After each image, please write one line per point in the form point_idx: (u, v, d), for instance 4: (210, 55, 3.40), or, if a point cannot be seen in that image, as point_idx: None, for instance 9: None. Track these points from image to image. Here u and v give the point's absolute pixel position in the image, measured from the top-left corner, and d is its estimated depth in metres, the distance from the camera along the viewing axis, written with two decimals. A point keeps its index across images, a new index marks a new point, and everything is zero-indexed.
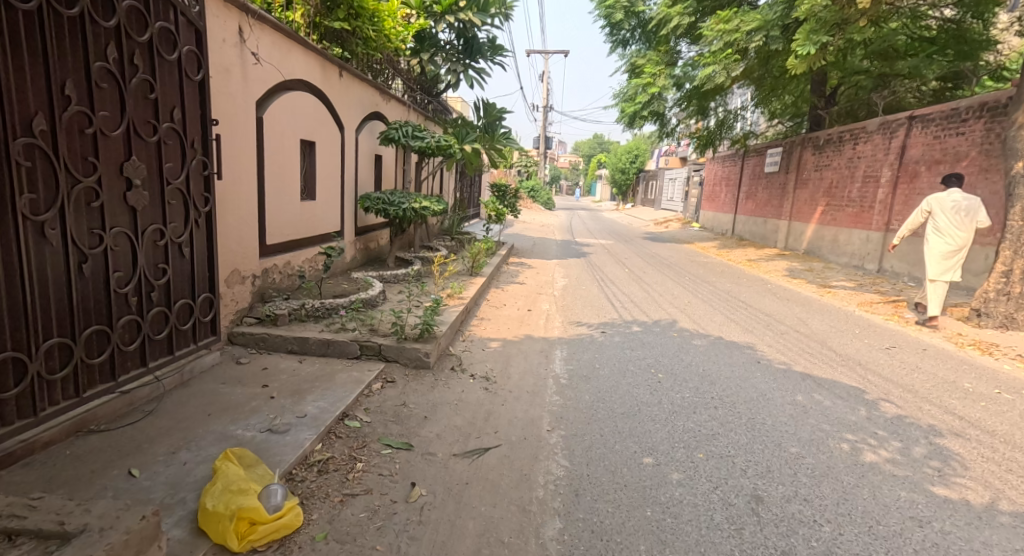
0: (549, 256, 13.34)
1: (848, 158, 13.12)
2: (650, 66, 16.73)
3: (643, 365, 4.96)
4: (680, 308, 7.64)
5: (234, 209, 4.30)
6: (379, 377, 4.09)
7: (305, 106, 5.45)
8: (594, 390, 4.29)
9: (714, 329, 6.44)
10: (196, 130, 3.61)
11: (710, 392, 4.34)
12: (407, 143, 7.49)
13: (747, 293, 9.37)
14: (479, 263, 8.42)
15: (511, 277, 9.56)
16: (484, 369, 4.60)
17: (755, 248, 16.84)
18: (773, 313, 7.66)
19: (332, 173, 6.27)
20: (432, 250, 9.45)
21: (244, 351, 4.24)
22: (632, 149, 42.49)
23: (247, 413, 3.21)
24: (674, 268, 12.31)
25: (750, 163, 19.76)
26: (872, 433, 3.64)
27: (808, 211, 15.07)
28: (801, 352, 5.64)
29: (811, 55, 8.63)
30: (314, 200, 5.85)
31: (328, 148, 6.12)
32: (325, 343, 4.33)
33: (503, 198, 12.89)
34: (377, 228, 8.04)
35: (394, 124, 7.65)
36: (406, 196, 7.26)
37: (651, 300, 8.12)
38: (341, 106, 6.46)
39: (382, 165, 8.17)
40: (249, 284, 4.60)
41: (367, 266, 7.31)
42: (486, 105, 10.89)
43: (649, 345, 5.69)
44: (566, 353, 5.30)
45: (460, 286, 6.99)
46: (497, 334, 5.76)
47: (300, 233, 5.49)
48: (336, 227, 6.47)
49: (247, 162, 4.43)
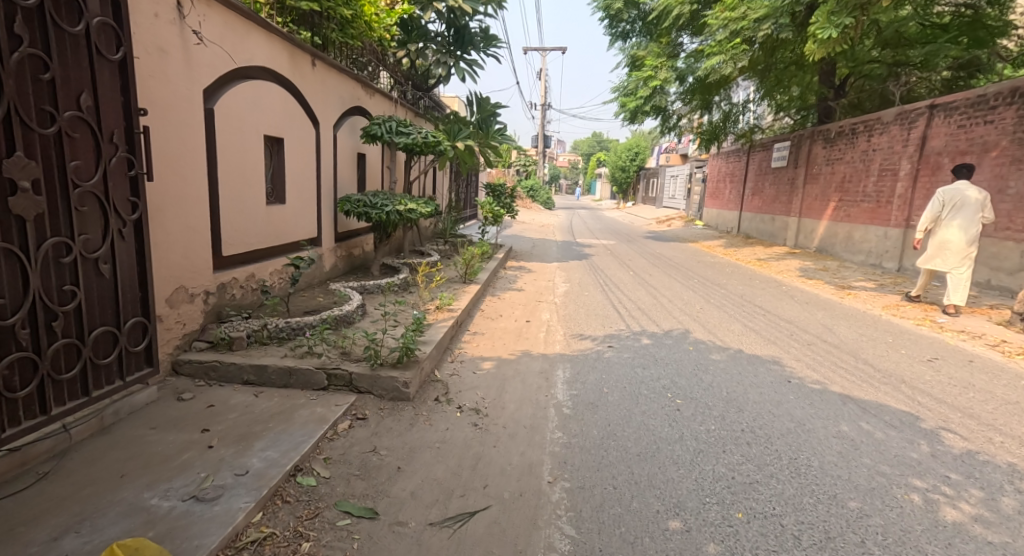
0: (549, 258, 12.70)
1: (862, 151, 12.47)
2: (652, 59, 16.11)
3: (658, 389, 4.31)
4: (692, 315, 7.00)
5: (177, 217, 3.66)
6: (349, 414, 3.45)
7: (271, 98, 4.81)
8: (603, 423, 3.66)
9: (732, 340, 5.81)
10: (116, 121, 2.97)
11: (740, 423, 3.70)
12: (391, 139, 6.87)
13: (761, 297, 8.73)
14: (473, 269, 7.79)
15: (508, 282, 8.92)
16: (474, 398, 3.95)
17: (763, 247, 16.19)
18: (794, 320, 7.01)
19: (304, 174, 5.63)
20: (423, 256, 8.82)
21: (190, 384, 3.60)
22: (632, 146, 42.01)
23: (172, 472, 2.57)
24: (681, 269, 11.67)
25: (756, 158, 19.11)
26: (944, 477, 2.99)
27: (818, 207, 14.44)
28: (834, 367, 4.99)
29: (830, 39, 7.98)
30: (284, 204, 5.21)
31: (301, 146, 5.49)
32: (287, 372, 3.70)
33: (500, 198, 12.25)
34: (361, 233, 7.39)
35: (377, 119, 7.01)
36: (391, 198, 6.64)
37: (659, 306, 7.49)
38: (316, 99, 5.82)
39: (366, 165, 7.53)
40: (200, 302, 3.96)
41: (349, 276, 6.68)
42: (479, 100, 10.29)
43: (662, 361, 5.04)
44: (569, 373, 4.65)
45: (450, 297, 6.35)
46: (491, 352, 5.13)
47: (265, 242, 4.85)
48: (311, 233, 5.83)
49: (192, 162, 3.79)
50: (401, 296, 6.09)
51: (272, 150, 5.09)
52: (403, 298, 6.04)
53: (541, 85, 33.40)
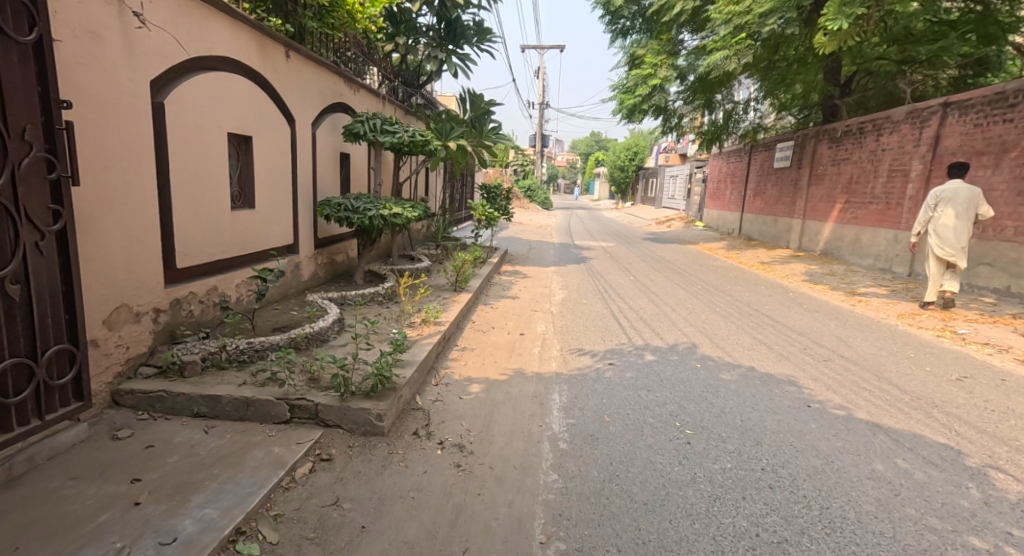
0: (546, 262, 12.24)
1: (870, 151, 12.05)
2: (652, 56, 15.64)
3: (665, 417, 3.87)
4: (697, 326, 6.55)
5: (118, 227, 3.21)
6: (312, 455, 3.00)
7: (237, 91, 4.38)
8: (604, 462, 3.20)
9: (742, 356, 5.37)
10: (30, 114, 2.51)
11: (759, 461, 3.25)
12: (375, 137, 6.39)
13: (769, 304, 8.29)
14: (464, 277, 7.33)
15: (501, 289, 8.46)
16: (458, 431, 3.50)
17: (766, 249, 15.76)
18: (806, 331, 6.57)
19: (277, 175, 5.16)
20: (412, 261, 8.37)
21: (131, 418, 3.14)
22: (631, 145, 41.55)
23: (82, 541, 2.12)
24: (682, 274, 11.23)
25: (759, 158, 18.69)
26: (1005, 534, 2.54)
27: (823, 209, 14.02)
28: (856, 388, 4.55)
29: (842, 31, 7.53)
30: (253, 209, 4.77)
31: (273, 146, 5.04)
32: (243, 403, 3.24)
33: (495, 200, 11.80)
34: (344, 238, 6.93)
35: (360, 116, 6.53)
36: (375, 202, 6.17)
37: (662, 316, 7.05)
38: (291, 95, 5.36)
39: (350, 166, 7.09)
40: (148, 322, 3.50)
41: (330, 285, 6.22)
42: (473, 97, 9.85)
43: (668, 382, 4.60)
44: (565, 398, 4.20)
45: (438, 308, 5.89)
46: (481, 372, 4.68)
47: (230, 252, 4.39)
48: (285, 240, 5.37)
49: (138, 163, 3.33)
50: (383, 310, 5.61)
51: (240, 150, 4.64)
52: (385, 312, 5.56)
53: (540, 84, 32.91)
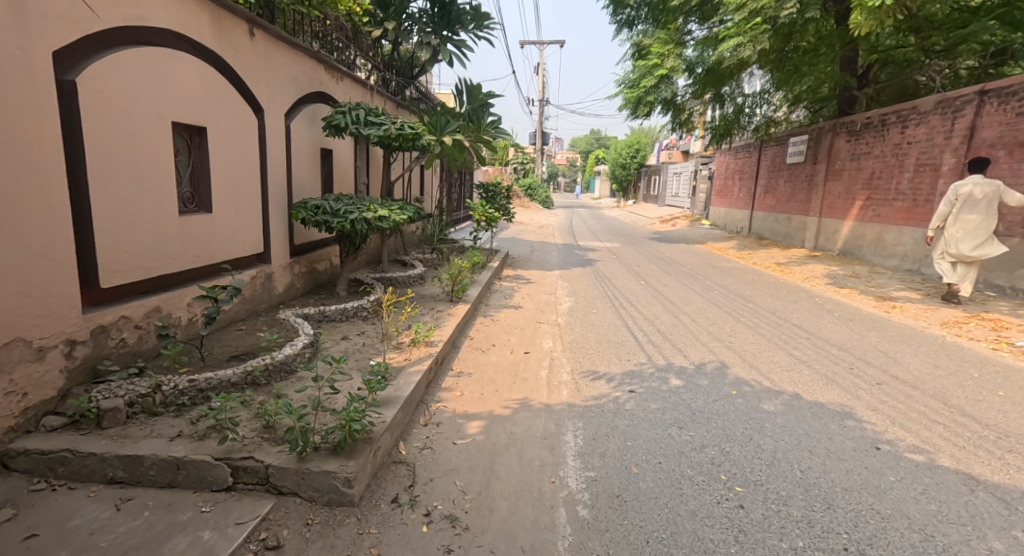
0: (550, 265, 11.55)
1: (894, 145, 11.31)
2: (659, 46, 14.90)
3: (707, 469, 3.16)
4: (723, 342, 5.82)
5: (9, 240, 2.49)
6: (256, 540, 2.27)
7: (184, 73, 3.66)
8: (638, 541, 2.49)
9: (782, 381, 4.63)
10: None
11: (837, 537, 2.53)
12: (359, 131, 5.62)
13: (796, 312, 7.57)
14: (461, 286, 6.60)
15: (503, 298, 7.75)
16: (450, 493, 2.77)
17: (779, 249, 15.05)
18: (844, 345, 5.86)
19: (240, 173, 4.43)
20: (405, 269, 7.65)
21: (22, 491, 2.41)
22: (633, 142, 40.74)
23: None
24: (696, 277, 10.53)
25: (770, 153, 17.98)
26: None
27: (841, 206, 13.30)
28: (926, 420, 3.84)
29: (880, 8, 6.75)
30: (208, 213, 4.05)
31: (234, 139, 4.31)
32: (172, 465, 2.50)
33: (494, 199, 11.10)
34: (326, 244, 6.23)
35: (341, 106, 5.73)
36: (359, 203, 5.41)
37: (683, 329, 6.34)
38: (257, 80, 4.63)
39: (332, 163, 6.35)
40: (60, 359, 2.78)
41: (308, 299, 5.51)
42: (470, 88, 9.13)
43: (702, 417, 3.88)
44: (582, 440, 3.47)
45: (430, 326, 5.17)
46: (479, 405, 3.95)
47: (175, 266, 3.66)
48: (250, 249, 4.63)
49: (36, 158, 2.60)
50: (365, 330, 4.85)
51: (191, 143, 3.92)
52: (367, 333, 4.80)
53: (540, 80, 32.19)
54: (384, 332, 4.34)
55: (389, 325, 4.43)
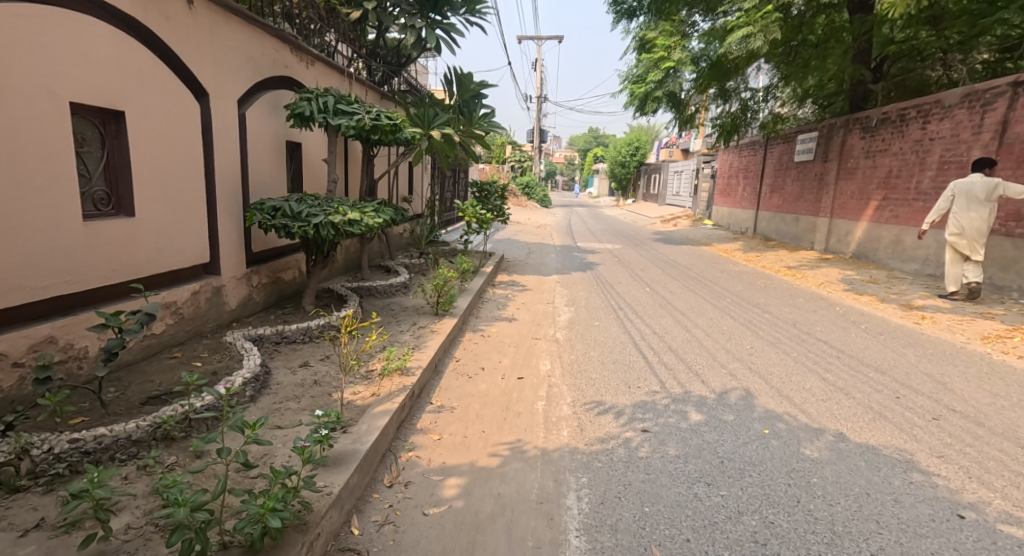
0: (548, 268, 10.83)
1: (914, 141, 10.63)
2: (664, 38, 14.00)
3: (750, 552, 2.44)
4: (745, 364, 5.12)
5: None
6: None
7: (88, 42, 2.95)
8: None
9: (821, 416, 3.91)
10: None
11: None
12: (327, 121, 4.87)
13: (819, 324, 6.89)
14: (447, 298, 5.87)
15: (496, 308, 7.04)
16: None
17: (787, 251, 14.41)
18: (880, 365, 5.17)
19: (175, 167, 3.68)
20: (387, 278, 6.94)
21: None
22: (632, 141, 40.04)
23: None
24: (704, 283, 9.83)
25: (776, 150, 17.32)
26: None
27: (854, 207, 12.64)
28: (1009, 472, 3.14)
29: None
30: (129, 217, 3.32)
31: (166, 126, 3.58)
32: None
33: (488, 199, 10.38)
34: (294, 251, 5.50)
35: (307, 92, 4.96)
36: (326, 205, 4.67)
37: (696, 347, 5.64)
38: (199, 57, 3.89)
39: (301, 159, 5.61)
40: None
41: (268, 316, 4.77)
42: (461, 77, 8.40)
43: (733, 469, 3.17)
44: (588, 507, 2.76)
45: (407, 350, 4.43)
46: (461, 454, 3.23)
47: (77, 283, 2.94)
48: (187, 260, 3.88)
49: None
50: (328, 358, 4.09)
51: (105, 131, 3.19)
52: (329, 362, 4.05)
53: (537, 76, 31.47)
54: (340, 343, 3.46)
55: (345, 334, 3.55)
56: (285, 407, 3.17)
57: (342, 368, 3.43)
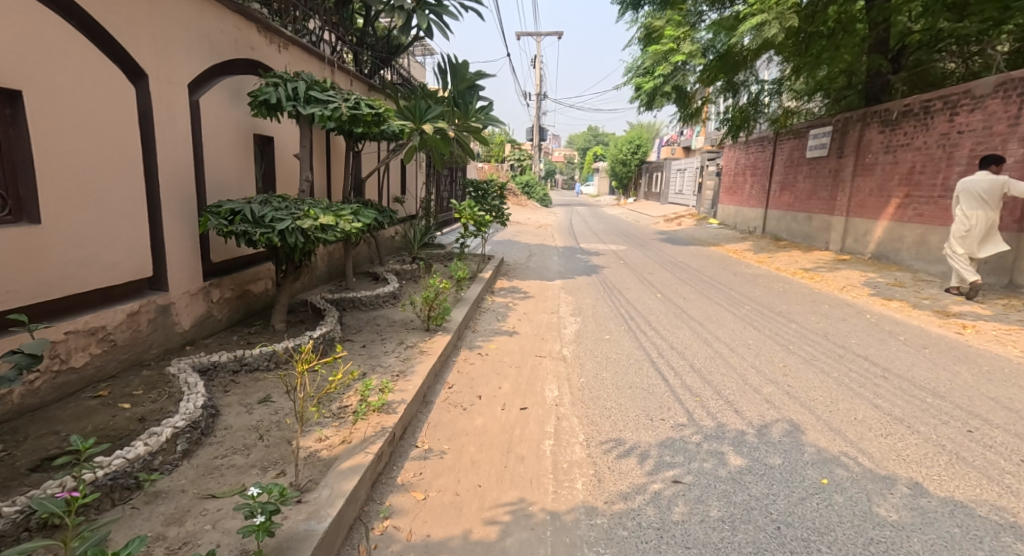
0: (551, 272, 10.16)
1: (941, 134, 9.98)
2: (672, 29, 13.47)
3: None
4: (781, 388, 4.45)
5: None
6: None
7: None
8: None
9: (888, 459, 3.25)
10: None
11: None
12: (297, 110, 4.14)
13: (852, 335, 6.23)
14: (438, 313, 5.20)
15: (495, 319, 6.38)
16: None
17: (801, 252, 13.74)
18: (936, 388, 4.50)
19: (98, 162, 3.02)
20: (373, 287, 6.28)
21: None
22: (633, 138, 39.32)
23: None
24: (719, 287, 9.18)
25: (786, 146, 16.66)
26: None
27: (872, 205, 11.99)
28: None
29: None
30: (33, 225, 2.70)
31: (86, 113, 2.94)
32: None
33: (485, 199, 9.72)
34: (264, 260, 4.83)
35: (272, 75, 4.21)
36: (295, 206, 3.97)
37: (722, 367, 4.97)
38: (134, 31, 3.24)
39: (273, 155, 4.95)
40: None
41: (228, 338, 4.08)
42: (456, 66, 7.75)
43: (794, 541, 2.51)
44: None
45: (390, 381, 3.75)
46: (450, 521, 2.58)
47: None
48: (118, 276, 3.20)
49: None
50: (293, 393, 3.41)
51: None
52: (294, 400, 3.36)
53: (536, 73, 30.78)
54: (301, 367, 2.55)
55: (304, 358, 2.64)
56: (228, 465, 2.50)
57: (296, 413, 2.72)
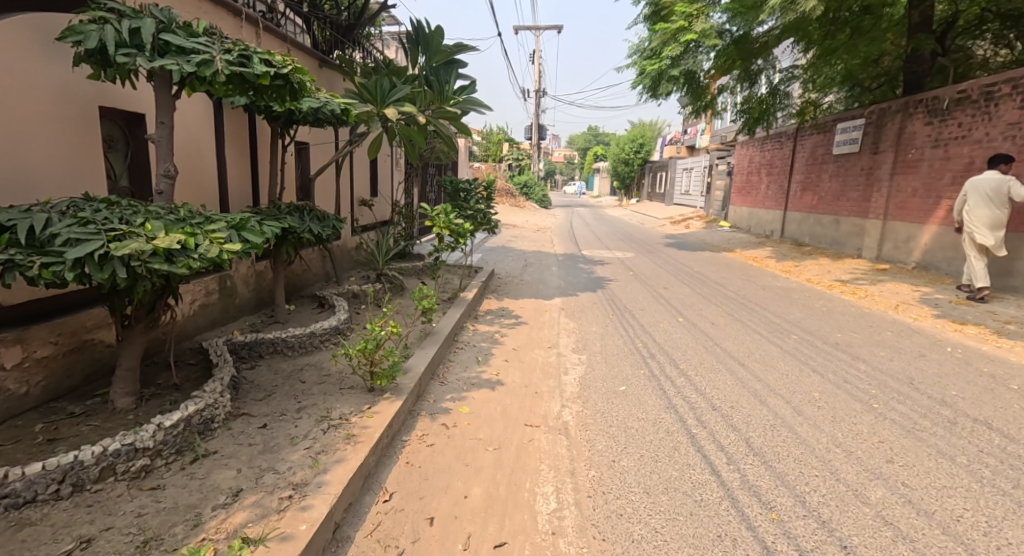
0: (548, 287, 8.62)
1: (1008, 124, 8.48)
2: (683, 4, 11.78)
3: None
4: (896, 492, 2.91)
5: None
6: None
7: None
8: None
9: None
10: None
11: None
12: (145, 66, 2.61)
13: (946, 383, 4.68)
14: (385, 371, 3.60)
15: (473, 360, 4.83)
16: None
17: (830, 259, 12.20)
18: None
19: None
20: (311, 320, 4.74)
21: None
22: (635, 137, 37.66)
23: None
24: (748, 306, 7.65)
25: (807, 141, 15.11)
26: None
27: (916, 206, 10.46)
28: None
29: None
30: None
31: None
32: None
33: (468, 200, 8.15)
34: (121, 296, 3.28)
35: (101, 9, 2.68)
36: (122, 219, 2.41)
37: (794, 447, 3.41)
38: None
39: (144, 142, 3.42)
40: None
41: (27, 431, 2.55)
42: (427, 35, 6.20)
43: None
44: None
45: (268, 526, 2.17)
46: None
47: None
48: None
49: None
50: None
51: None
52: None
53: (536, 68, 29.22)
54: None
55: None
56: None
57: None
